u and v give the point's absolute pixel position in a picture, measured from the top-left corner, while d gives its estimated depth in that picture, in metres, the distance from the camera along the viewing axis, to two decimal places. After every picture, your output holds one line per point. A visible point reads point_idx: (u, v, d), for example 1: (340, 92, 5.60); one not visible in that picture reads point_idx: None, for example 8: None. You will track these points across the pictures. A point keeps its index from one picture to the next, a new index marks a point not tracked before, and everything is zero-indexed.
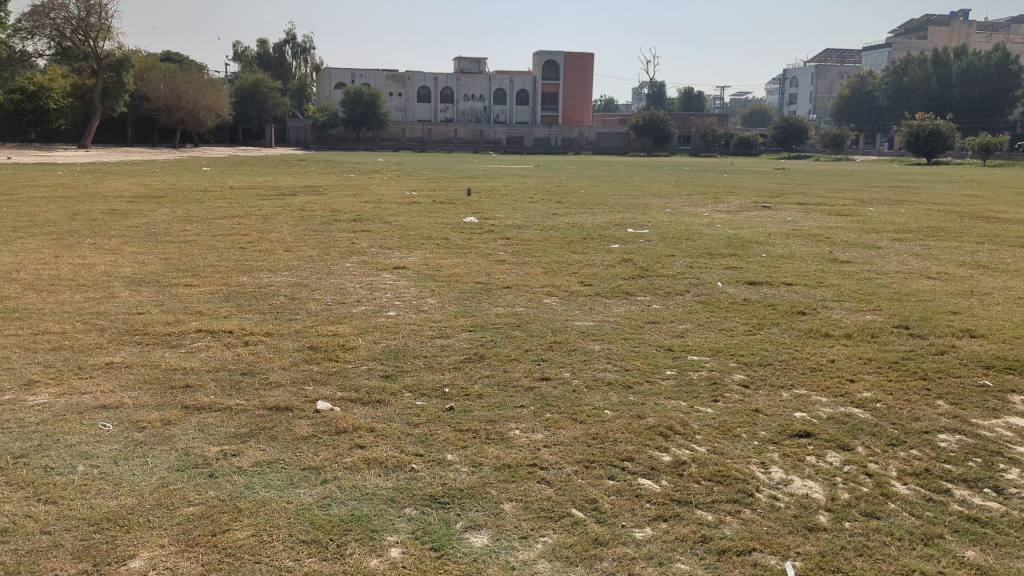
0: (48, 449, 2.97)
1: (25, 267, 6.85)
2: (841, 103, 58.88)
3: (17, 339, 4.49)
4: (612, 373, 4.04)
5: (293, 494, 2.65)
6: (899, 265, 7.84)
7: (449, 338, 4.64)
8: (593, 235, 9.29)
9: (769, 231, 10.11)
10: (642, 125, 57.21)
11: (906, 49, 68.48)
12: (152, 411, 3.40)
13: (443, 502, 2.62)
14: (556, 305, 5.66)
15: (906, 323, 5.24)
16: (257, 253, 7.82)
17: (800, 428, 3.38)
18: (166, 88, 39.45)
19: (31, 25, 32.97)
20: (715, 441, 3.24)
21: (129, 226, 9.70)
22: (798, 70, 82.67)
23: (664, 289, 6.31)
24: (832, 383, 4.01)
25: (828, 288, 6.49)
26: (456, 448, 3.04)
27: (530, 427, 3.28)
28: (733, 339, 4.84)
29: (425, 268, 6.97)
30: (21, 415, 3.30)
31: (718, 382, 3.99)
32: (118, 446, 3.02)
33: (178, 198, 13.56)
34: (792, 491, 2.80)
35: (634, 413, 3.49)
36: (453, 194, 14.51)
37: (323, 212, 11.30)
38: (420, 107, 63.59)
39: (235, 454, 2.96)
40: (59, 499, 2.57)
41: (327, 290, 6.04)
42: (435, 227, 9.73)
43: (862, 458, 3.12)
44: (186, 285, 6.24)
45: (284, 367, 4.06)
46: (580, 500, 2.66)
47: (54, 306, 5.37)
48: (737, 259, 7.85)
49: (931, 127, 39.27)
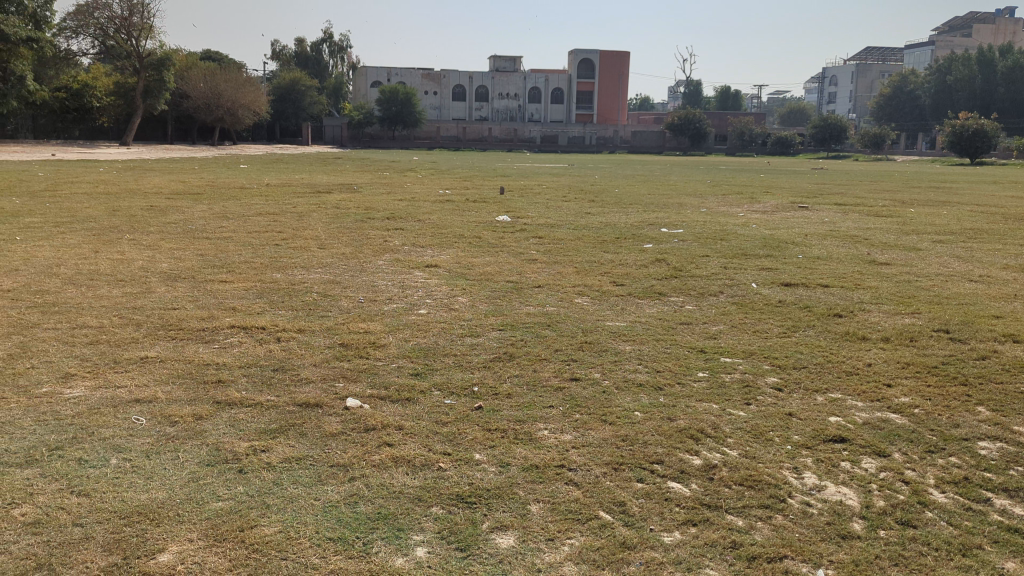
0: (82, 442, 3.01)
1: (66, 261, 6.98)
2: (882, 102, 57.93)
3: (56, 332, 4.57)
4: (642, 374, 4.01)
5: (320, 491, 2.65)
6: (940, 267, 7.68)
7: (479, 336, 4.64)
8: (627, 235, 9.23)
9: (805, 232, 9.97)
10: (678, 124, 56.75)
11: (950, 47, 67.17)
12: (184, 406, 3.43)
13: (470, 502, 2.61)
14: (587, 305, 5.62)
15: (946, 327, 5.12)
16: (292, 250, 7.89)
17: (834, 433, 3.31)
18: (205, 87, 40.01)
19: (75, 25, 34.07)
20: (747, 444, 3.19)
21: (167, 222, 9.86)
22: (838, 68, 81.51)
23: (698, 290, 6.25)
24: (868, 387, 3.93)
25: (865, 291, 6.38)
26: (484, 447, 3.03)
27: (559, 427, 3.26)
28: (766, 341, 4.77)
29: (457, 267, 6.98)
30: (58, 408, 3.35)
31: (751, 385, 3.94)
32: (150, 440, 3.06)
33: (215, 194, 13.74)
34: (825, 497, 2.74)
35: (664, 415, 3.45)
36: (487, 192, 14.52)
37: (357, 210, 11.37)
38: (455, 106, 63.78)
39: (264, 449, 2.98)
40: (91, 492, 2.61)
41: (359, 288, 6.07)
42: (468, 226, 9.73)
43: (898, 464, 3.05)
44: (221, 281, 6.32)
45: (314, 364, 4.08)
46: (608, 503, 2.62)
47: (92, 300, 5.46)
48: (772, 260, 7.76)
49: (974, 127, 38.48)
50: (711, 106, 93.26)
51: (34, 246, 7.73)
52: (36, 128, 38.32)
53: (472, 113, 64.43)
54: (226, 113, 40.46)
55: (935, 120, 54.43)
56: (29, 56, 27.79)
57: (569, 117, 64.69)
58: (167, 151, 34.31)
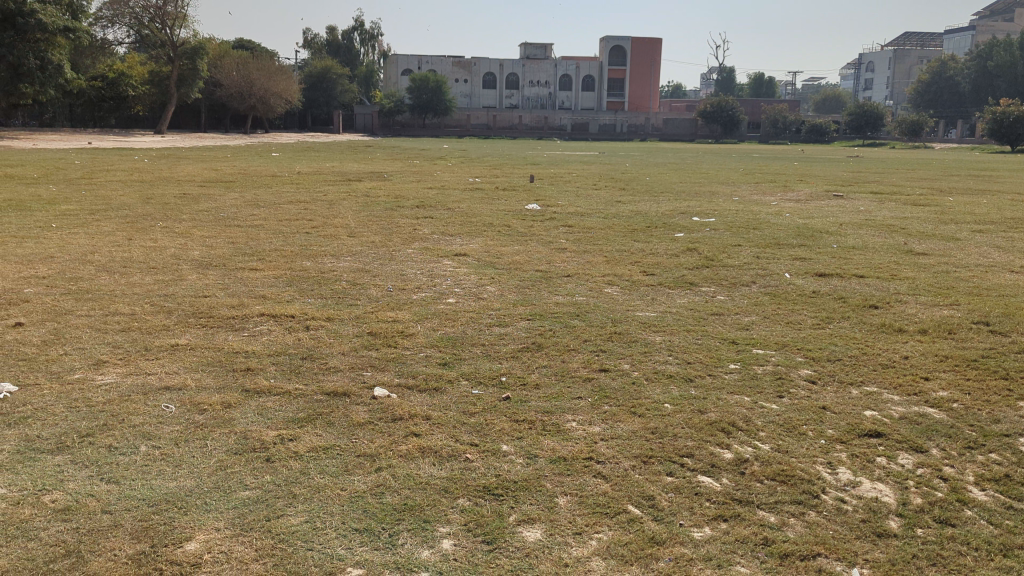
0: (112, 429, 3.03)
1: (100, 248, 7.05)
2: (920, 88, 56.88)
3: (89, 319, 4.62)
4: (673, 365, 3.95)
5: (347, 481, 2.64)
6: (980, 257, 7.50)
7: (508, 326, 4.60)
8: (658, 223, 9.13)
9: (840, 221, 9.79)
10: (710, 111, 56.08)
11: (992, 31, 65.67)
12: (213, 393, 3.45)
13: (497, 493, 2.58)
14: (617, 295, 5.56)
15: (986, 319, 4.99)
16: (322, 238, 7.91)
17: (870, 428, 3.24)
18: (238, 75, 40.30)
19: (111, 14, 34.29)
20: (779, 438, 3.13)
21: (199, 210, 9.95)
22: (875, 54, 80.05)
23: (730, 280, 6.15)
24: (905, 381, 3.84)
25: (902, 282, 6.25)
26: (512, 439, 3.00)
27: (588, 419, 3.22)
28: (800, 332, 4.68)
29: (486, 255, 6.95)
30: (90, 394, 3.38)
31: (783, 377, 3.86)
32: (179, 427, 3.07)
33: (247, 182, 13.82)
34: (860, 493, 2.68)
35: (695, 407, 3.40)
36: (516, 180, 14.50)
37: (386, 198, 11.40)
38: (485, 93, 63.69)
39: (292, 438, 2.97)
40: (120, 479, 2.63)
41: (388, 276, 6.06)
42: (497, 214, 9.70)
43: (936, 460, 2.97)
44: (252, 268, 6.35)
45: (343, 352, 4.08)
46: (637, 497, 2.58)
47: (125, 287, 5.52)
48: (806, 250, 7.63)
49: (1016, 113, 37.65)
50: (744, 94, 92.15)
51: (69, 233, 7.84)
52: (73, 117, 38.90)
53: (502, 100, 64.28)
54: (258, 102, 40.72)
55: (975, 107, 53.31)
56: (66, 45, 28.13)
57: (600, 104, 64.28)
58: (200, 139, 34.62)
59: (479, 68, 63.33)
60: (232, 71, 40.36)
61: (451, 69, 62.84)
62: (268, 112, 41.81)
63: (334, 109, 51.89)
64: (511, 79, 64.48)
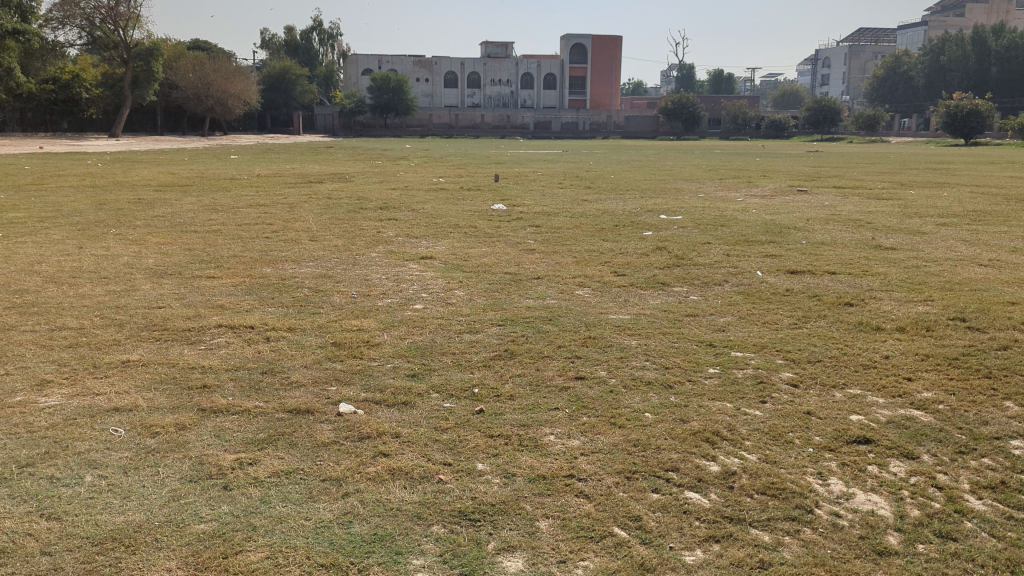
0: (56, 458, 2.80)
1: (48, 258, 6.76)
2: (876, 84, 57.66)
3: (34, 335, 4.35)
4: (651, 371, 3.81)
5: (311, 510, 2.45)
6: (947, 251, 7.48)
7: (479, 332, 4.43)
8: (626, 222, 9.00)
9: (807, 217, 9.73)
10: (671, 108, 56.21)
11: (944, 26, 66.85)
12: (167, 414, 3.23)
13: (473, 519, 2.42)
14: (588, 297, 5.42)
15: (962, 315, 4.92)
16: (283, 242, 7.66)
17: (858, 434, 3.12)
18: (194, 76, 39.52)
19: (61, 16, 33.32)
20: (766, 448, 3.00)
21: (154, 215, 9.64)
22: (830, 49, 81.08)
23: (701, 279, 6.04)
24: (888, 382, 3.75)
25: (874, 278, 6.16)
26: (487, 456, 2.83)
27: (566, 432, 3.06)
28: (777, 333, 4.56)
29: (453, 258, 6.75)
30: (31, 419, 3.14)
31: (765, 381, 3.73)
32: (129, 453, 2.85)
33: (204, 185, 13.47)
34: (855, 506, 2.56)
35: (676, 416, 3.26)
36: (481, 180, 14.34)
37: (350, 199, 11.18)
38: (447, 92, 63.47)
39: (252, 463, 2.77)
40: (64, 515, 2.41)
41: (352, 282, 5.86)
42: (463, 215, 9.53)
43: (929, 467, 2.85)
44: (209, 276, 6.10)
45: (306, 365, 3.88)
46: (622, 518, 2.43)
47: (74, 300, 5.25)
48: (776, 247, 7.54)
49: (969, 107, 38.31)
50: (703, 91, 92.92)
51: (16, 243, 7.50)
52: (24, 121, 37.95)
53: (463, 100, 64.04)
54: (216, 103, 40.05)
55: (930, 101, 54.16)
56: (15, 47, 27.36)
57: (562, 103, 64.25)
58: (155, 142, 34.02)
59: (440, 68, 63.08)
60: (187, 71, 39.70)
61: (412, 68, 62.55)
62: (227, 113, 41.06)
63: (293, 110, 51.39)
64: (473, 78, 64.27)
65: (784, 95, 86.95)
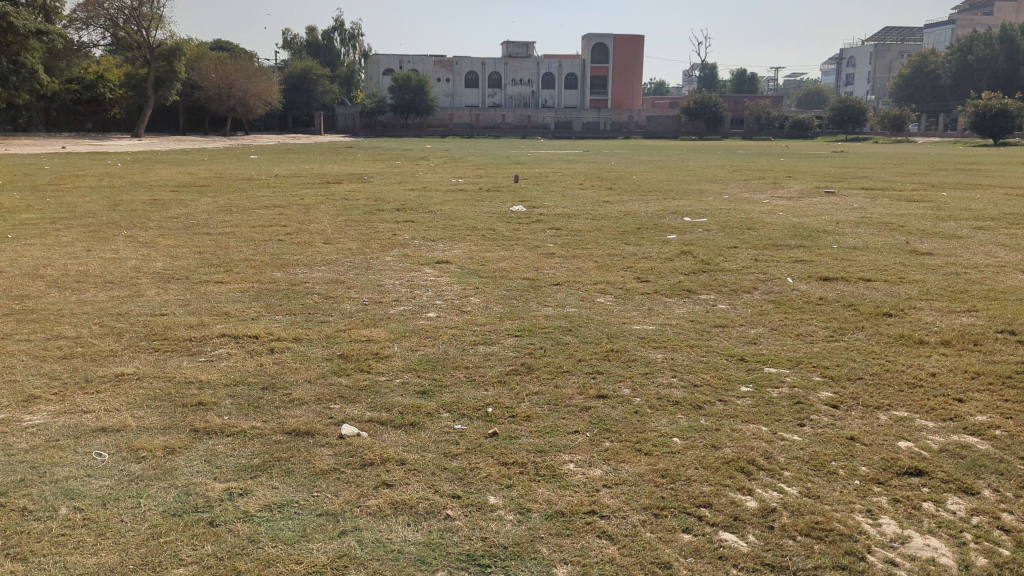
0: (30, 486, 2.57)
1: (55, 261, 6.58)
2: (902, 83, 56.92)
3: (28, 345, 4.15)
4: (678, 390, 3.52)
5: (304, 551, 2.21)
6: (986, 256, 7.17)
7: (494, 345, 4.17)
8: (649, 225, 8.71)
9: (836, 219, 9.45)
10: (693, 108, 55.62)
11: (974, 25, 66.00)
12: (156, 436, 2.99)
13: (486, 565, 2.16)
14: (610, 305, 5.15)
15: (1011, 327, 4.62)
16: (296, 245, 7.48)
17: (909, 465, 2.83)
18: (217, 76, 39.33)
19: (86, 16, 32.85)
20: (808, 480, 2.71)
21: (168, 216, 9.50)
22: (856, 49, 80.26)
23: (730, 286, 5.75)
24: (938, 403, 3.45)
25: (913, 285, 5.87)
26: (500, 488, 2.58)
27: (587, 460, 2.79)
28: (813, 347, 4.27)
29: (470, 262, 6.55)
30: (12, 439, 2.92)
31: (802, 402, 3.45)
32: (110, 482, 2.61)
33: (222, 185, 13.31)
34: (912, 553, 2.30)
35: (707, 442, 2.98)
36: (500, 180, 14.17)
37: (366, 201, 10.96)
38: (468, 92, 63.26)
39: (242, 494, 2.53)
40: (30, 555, 2.18)
41: (365, 288, 5.63)
42: (481, 216, 9.30)
43: (992, 505, 2.56)
44: (218, 281, 5.87)
45: (310, 380, 3.64)
46: (651, 565, 2.18)
47: (75, 306, 5.04)
48: (807, 251, 7.28)
49: (998, 106, 37.48)
50: (726, 91, 92.13)
51: (25, 245, 7.35)
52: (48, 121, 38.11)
53: (485, 100, 63.78)
54: (237, 103, 39.96)
55: (957, 100, 53.39)
56: (41, 48, 27.51)
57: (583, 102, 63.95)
58: (176, 142, 34.11)
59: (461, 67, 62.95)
60: (210, 72, 39.68)
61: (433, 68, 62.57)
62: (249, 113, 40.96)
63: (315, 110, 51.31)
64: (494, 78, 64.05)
65: (807, 94, 86.03)
